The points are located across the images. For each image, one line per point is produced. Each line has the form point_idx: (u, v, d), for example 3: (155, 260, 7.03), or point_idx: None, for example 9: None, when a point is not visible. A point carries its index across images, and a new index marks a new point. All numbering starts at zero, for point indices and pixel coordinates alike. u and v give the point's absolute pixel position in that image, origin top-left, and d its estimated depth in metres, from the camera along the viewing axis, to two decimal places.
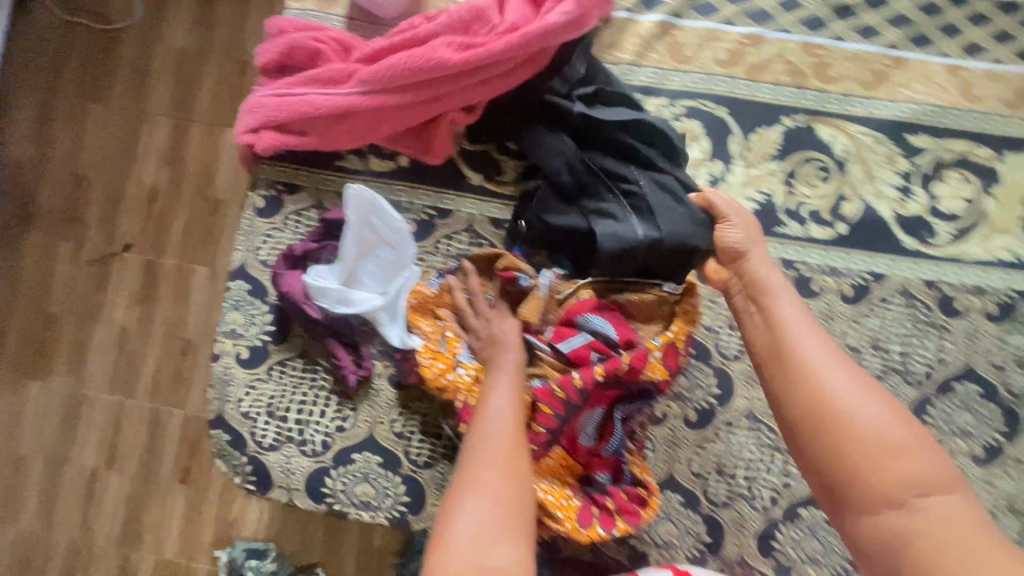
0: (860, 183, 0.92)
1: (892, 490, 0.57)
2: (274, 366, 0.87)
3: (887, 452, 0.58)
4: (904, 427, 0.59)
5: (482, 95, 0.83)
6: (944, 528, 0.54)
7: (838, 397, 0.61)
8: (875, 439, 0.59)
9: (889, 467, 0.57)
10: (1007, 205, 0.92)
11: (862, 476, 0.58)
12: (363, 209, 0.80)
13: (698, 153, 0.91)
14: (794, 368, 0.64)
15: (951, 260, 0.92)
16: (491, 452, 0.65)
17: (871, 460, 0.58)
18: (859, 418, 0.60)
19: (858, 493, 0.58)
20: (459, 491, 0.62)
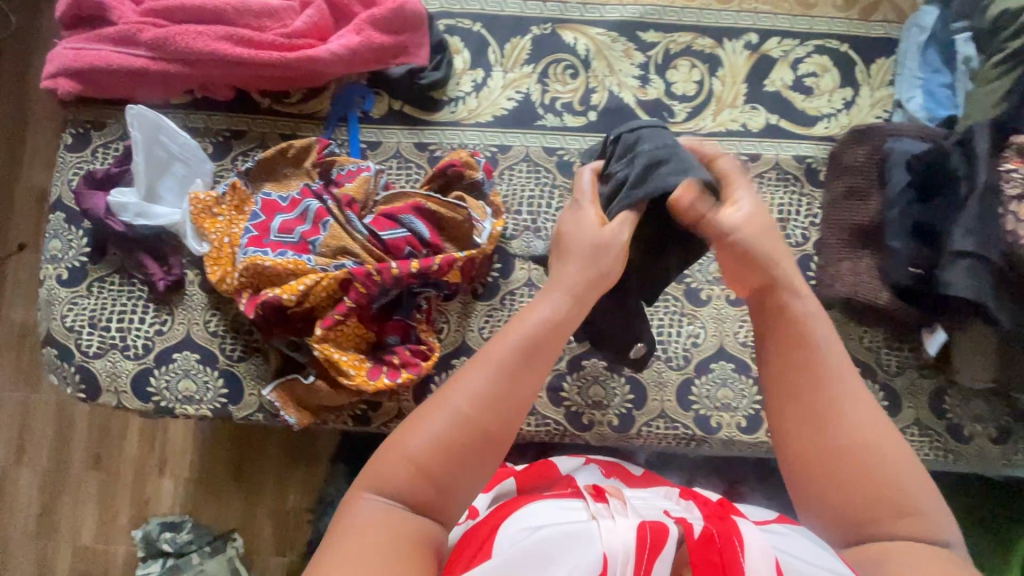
0: (604, 76, 1.07)
1: (894, 518, 0.57)
2: (93, 282, 0.97)
3: (895, 478, 0.59)
4: (905, 459, 0.61)
5: (261, 83, 0.98)
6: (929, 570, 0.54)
7: (861, 421, 0.61)
8: (870, 447, 0.60)
9: (871, 483, 0.59)
10: (731, 84, 1.09)
11: (835, 481, 0.60)
12: (147, 128, 0.92)
13: (461, 64, 1.06)
14: (819, 381, 0.64)
15: (689, 135, 1.07)
16: (463, 402, 0.59)
17: (880, 482, 0.59)
18: (850, 432, 0.61)
19: (836, 496, 0.59)
20: (418, 426, 0.59)
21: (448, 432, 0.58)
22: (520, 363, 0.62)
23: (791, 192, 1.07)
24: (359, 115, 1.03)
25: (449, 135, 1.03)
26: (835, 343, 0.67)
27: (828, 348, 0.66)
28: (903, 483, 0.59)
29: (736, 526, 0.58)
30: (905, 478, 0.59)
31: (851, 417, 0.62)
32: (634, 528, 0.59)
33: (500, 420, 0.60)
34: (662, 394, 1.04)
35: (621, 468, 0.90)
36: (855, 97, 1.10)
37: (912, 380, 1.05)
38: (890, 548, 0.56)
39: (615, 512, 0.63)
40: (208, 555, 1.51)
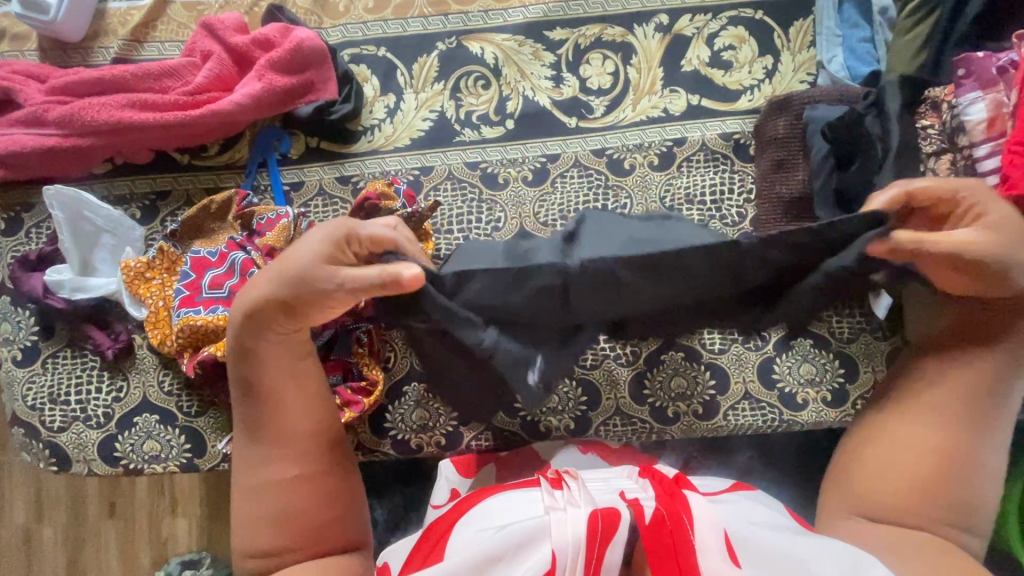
0: (517, 82, 1.06)
1: (925, 511, 0.66)
2: (47, 359, 1.00)
3: (953, 497, 0.67)
4: (983, 486, 0.68)
5: (175, 144, 0.99)
6: (921, 547, 0.64)
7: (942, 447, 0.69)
8: (936, 465, 0.68)
9: (914, 497, 0.67)
10: (647, 70, 1.07)
11: (884, 498, 0.68)
12: (67, 207, 0.94)
13: (372, 92, 1.06)
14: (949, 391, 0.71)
15: (610, 128, 1.06)
16: (258, 476, 0.72)
17: (933, 488, 0.67)
18: (913, 470, 0.68)
19: (875, 494, 0.69)
20: (258, 508, 0.70)
21: (277, 518, 0.70)
22: (292, 444, 0.73)
23: (722, 171, 1.04)
24: (278, 157, 1.03)
25: (370, 164, 1.04)
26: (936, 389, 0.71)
27: (930, 387, 0.71)
28: (955, 494, 0.67)
29: (682, 502, 0.63)
30: (957, 501, 0.67)
31: (911, 455, 0.69)
32: (586, 515, 0.62)
33: (308, 491, 0.71)
34: (615, 391, 1.04)
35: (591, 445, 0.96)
36: (776, 64, 1.07)
37: (868, 344, 1.04)
38: (913, 548, 0.64)
39: (569, 501, 0.65)
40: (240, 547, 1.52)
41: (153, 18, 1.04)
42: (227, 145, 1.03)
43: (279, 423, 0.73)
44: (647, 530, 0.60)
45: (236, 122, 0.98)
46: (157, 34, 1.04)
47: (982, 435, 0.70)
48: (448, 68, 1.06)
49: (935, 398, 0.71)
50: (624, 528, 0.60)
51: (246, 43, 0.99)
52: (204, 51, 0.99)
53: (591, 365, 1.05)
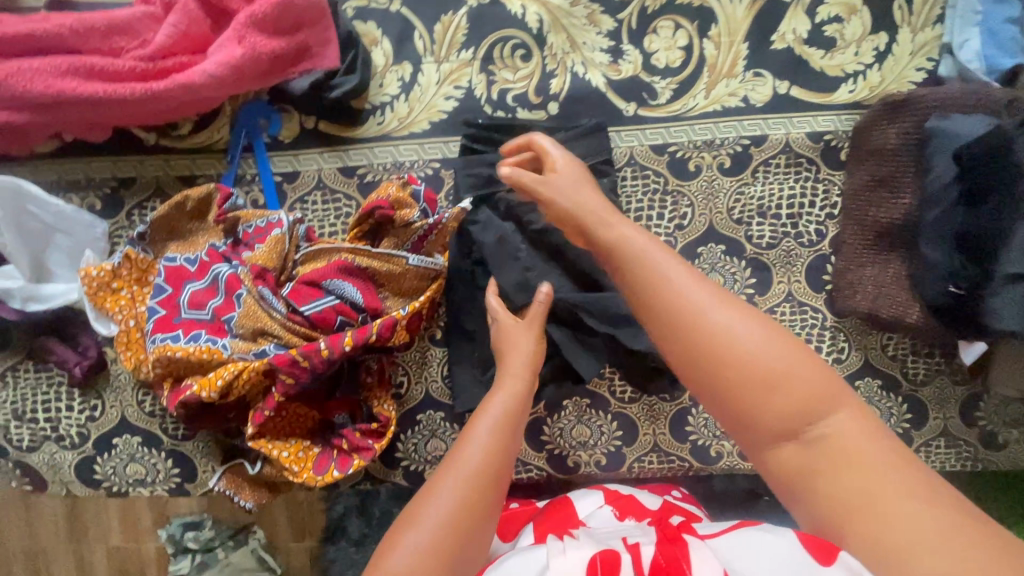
0: (564, 54, 0.85)
1: (762, 401, 0.46)
2: (6, 372, 0.86)
3: (766, 344, 0.47)
4: (769, 331, 0.48)
5: (134, 120, 0.79)
6: (846, 465, 0.45)
7: (711, 335, 0.48)
8: (789, 399, 0.46)
9: (789, 420, 0.46)
10: (728, 46, 0.85)
11: (766, 425, 0.46)
12: (9, 201, 0.78)
13: (382, 59, 0.84)
14: (736, 350, 0.47)
15: (675, 120, 0.87)
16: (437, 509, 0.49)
17: (767, 365, 0.46)
18: (757, 348, 0.47)
19: (765, 425, 0.46)
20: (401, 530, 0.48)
21: (434, 530, 0.48)
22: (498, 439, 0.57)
23: (803, 181, 0.88)
24: (266, 140, 0.85)
25: (380, 154, 0.85)
26: (680, 268, 0.51)
27: (682, 291, 0.50)
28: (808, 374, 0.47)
29: (685, 545, 0.49)
30: (807, 389, 0.46)
31: (758, 343, 0.47)
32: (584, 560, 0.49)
33: (489, 489, 0.52)
34: (654, 426, 0.93)
35: (631, 504, 0.76)
36: (891, 44, 0.85)
37: (943, 388, 0.92)
38: (817, 462, 0.46)
39: (569, 544, 0.52)
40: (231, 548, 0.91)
41: None
42: (206, 123, 0.84)
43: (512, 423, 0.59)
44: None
45: (211, 96, 0.78)
46: None
47: (747, 311, 0.49)
48: (481, 31, 0.84)
49: (708, 306, 0.48)
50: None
51: None
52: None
53: (629, 398, 0.93)
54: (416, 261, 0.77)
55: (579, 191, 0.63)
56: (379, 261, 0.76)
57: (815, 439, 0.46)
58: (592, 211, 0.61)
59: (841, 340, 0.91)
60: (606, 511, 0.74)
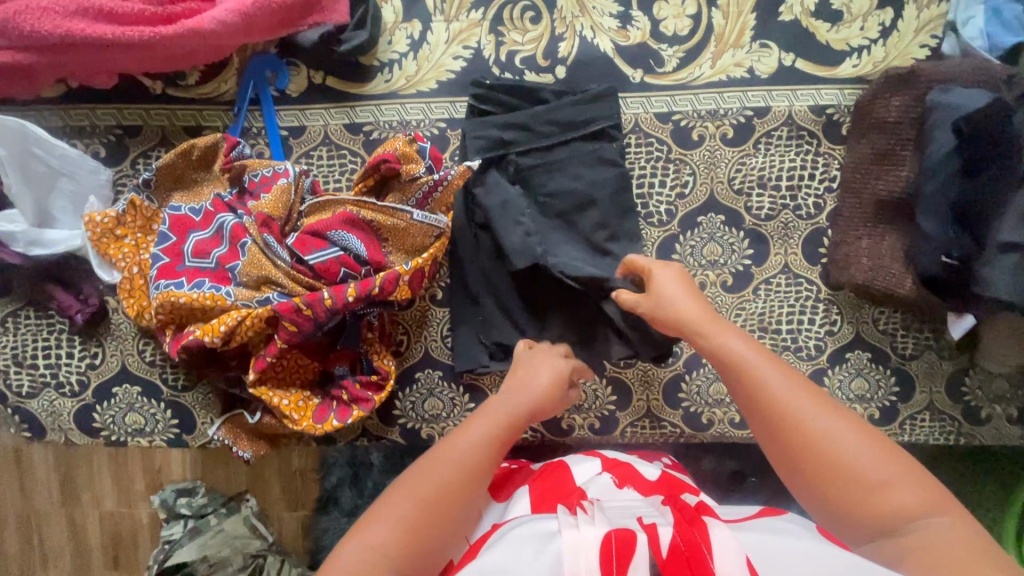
0: (574, 17, 0.85)
1: (855, 492, 0.54)
2: (6, 318, 0.87)
3: (854, 448, 0.55)
4: (861, 433, 0.56)
5: (141, 66, 0.79)
6: (938, 550, 0.49)
7: (801, 421, 0.57)
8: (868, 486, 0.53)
9: (873, 504, 0.53)
10: (735, 16, 0.86)
11: (869, 513, 0.53)
12: (14, 141, 0.77)
13: (392, 16, 0.85)
14: (815, 436, 0.56)
15: (680, 88, 0.87)
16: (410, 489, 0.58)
17: (847, 458, 0.55)
18: (845, 442, 0.55)
19: (855, 510, 0.53)
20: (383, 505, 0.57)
21: (405, 515, 0.56)
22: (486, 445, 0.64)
23: (804, 153, 0.89)
24: (273, 94, 0.85)
25: (386, 111, 0.85)
26: (774, 370, 0.61)
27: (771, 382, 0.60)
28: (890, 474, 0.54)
29: (705, 528, 0.52)
30: (893, 485, 0.53)
31: (847, 442, 0.55)
32: (599, 536, 0.52)
33: (470, 483, 0.61)
34: (648, 392, 0.94)
35: (630, 471, 0.77)
36: (896, 20, 0.86)
37: (931, 363, 0.94)
38: (913, 552, 0.50)
39: (582, 519, 0.55)
40: (223, 515, 0.99)
41: None
42: (212, 74, 0.84)
43: (506, 437, 0.66)
44: (662, 563, 0.50)
45: (220, 44, 0.78)
46: None
47: (834, 410, 0.58)
48: None
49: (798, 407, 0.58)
50: (642, 556, 0.50)
51: None
52: None
53: (625, 364, 0.94)
54: (419, 216, 0.77)
55: (681, 292, 0.71)
56: (384, 214, 0.77)
57: (911, 530, 0.51)
58: (693, 316, 0.69)
59: (834, 313, 0.93)
60: (603, 477, 0.75)
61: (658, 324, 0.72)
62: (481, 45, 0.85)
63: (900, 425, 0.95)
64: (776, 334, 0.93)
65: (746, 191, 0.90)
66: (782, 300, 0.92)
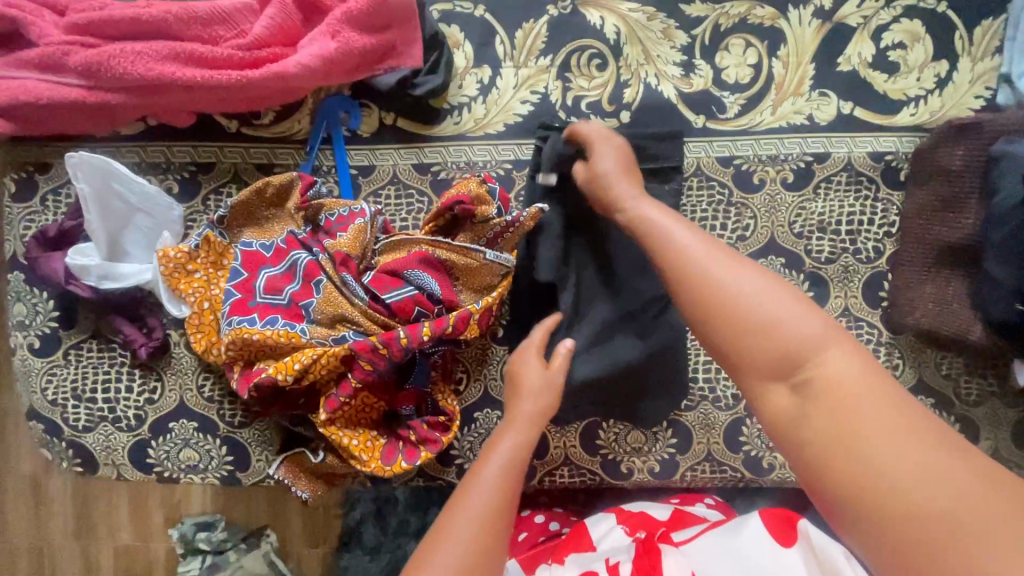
0: (639, 65, 0.87)
1: (763, 353, 0.50)
2: (69, 350, 0.86)
3: (766, 319, 0.50)
4: (786, 295, 0.52)
5: (223, 107, 0.81)
6: (839, 393, 0.46)
7: (714, 287, 0.54)
8: (772, 346, 0.49)
9: (781, 363, 0.49)
10: (795, 66, 0.89)
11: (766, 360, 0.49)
12: (96, 178, 0.79)
13: (463, 61, 0.87)
14: (719, 297, 0.53)
15: (742, 133, 0.89)
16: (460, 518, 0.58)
17: (755, 314, 0.51)
18: (758, 302, 0.51)
19: (760, 363, 0.50)
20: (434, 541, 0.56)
21: (462, 543, 0.55)
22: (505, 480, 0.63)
23: (864, 198, 0.90)
24: (345, 134, 0.87)
25: (455, 152, 0.87)
26: (697, 239, 0.59)
27: (690, 254, 0.57)
28: (804, 331, 0.49)
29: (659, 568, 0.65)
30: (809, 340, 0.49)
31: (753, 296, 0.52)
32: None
33: (502, 523, 0.59)
34: (708, 436, 0.93)
35: (644, 518, 0.82)
36: (951, 72, 0.89)
37: (995, 410, 0.93)
38: (816, 408, 0.47)
39: None
40: (243, 551, 0.94)
41: None
42: (287, 115, 0.86)
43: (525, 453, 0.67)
44: None
45: (302, 87, 0.80)
46: None
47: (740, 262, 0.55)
48: (560, 40, 0.87)
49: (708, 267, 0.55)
50: None
51: None
52: None
53: (686, 407, 0.93)
54: (493, 254, 0.78)
55: (610, 161, 0.75)
56: (457, 253, 0.78)
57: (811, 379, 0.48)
58: (624, 195, 0.71)
59: (896, 357, 0.93)
60: (618, 531, 0.78)
61: (594, 197, 0.76)
62: (549, 90, 0.87)
63: None
64: None
65: (807, 235, 0.90)
66: None
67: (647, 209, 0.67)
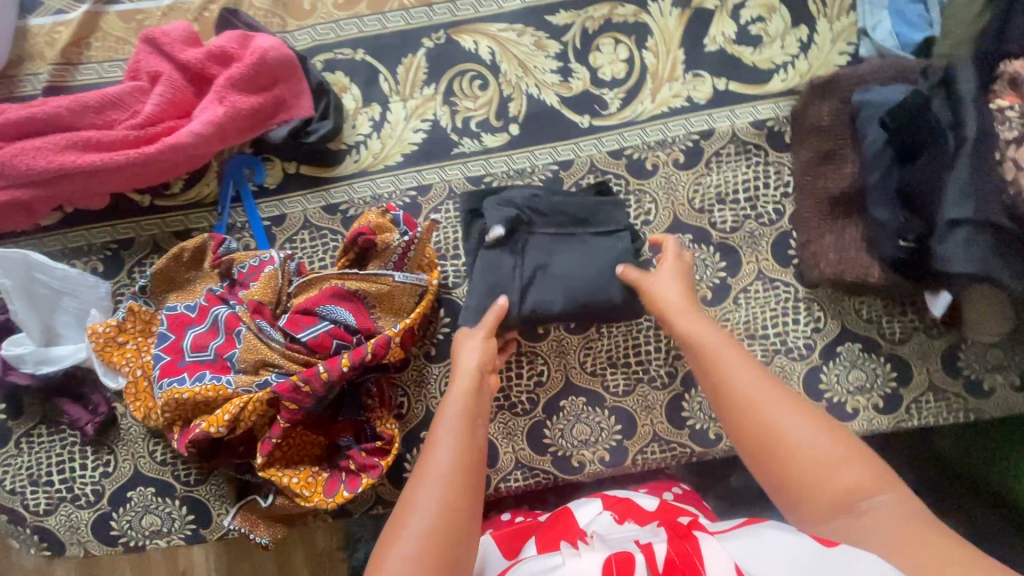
0: (518, 78, 0.92)
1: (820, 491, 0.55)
2: (21, 439, 0.90)
3: (813, 457, 0.56)
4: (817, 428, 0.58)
5: (130, 186, 0.86)
6: (890, 528, 0.51)
7: (763, 424, 0.59)
8: (829, 465, 0.56)
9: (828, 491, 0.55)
10: (666, 53, 0.93)
11: (829, 490, 0.55)
12: (17, 271, 0.83)
13: (353, 103, 0.92)
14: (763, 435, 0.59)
15: (627, 125, 0.94)
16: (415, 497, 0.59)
17: (799, 454, 0.57)
18: (796, 436, 0.58)
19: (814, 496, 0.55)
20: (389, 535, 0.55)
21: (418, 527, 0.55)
22: (463, 435, 0.65)
23: (755, 165, 0.94)
24: (253, 189, 0.91)
25: (359, 189, 0.92)
26: (736, 365, 0.66)
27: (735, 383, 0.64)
28: (851, 467, 0.55)
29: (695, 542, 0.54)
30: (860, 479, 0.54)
31: (792, 423, 0.58)
32: (600, 563, 0.53)
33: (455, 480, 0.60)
34: (651, 416, 0.95)
35: (629, 506, 0.78)
36: (812, 35, 0.94)
37: (921, 344, 0.96)
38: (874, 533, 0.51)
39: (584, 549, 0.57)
40: None
41: (84, 35, 0.89)
42: (195, 182, 0.91)
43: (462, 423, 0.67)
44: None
45: (202, 154, 0.85)
46: (93, 53, 0.88)
47: (754, 372, 0.65)
48: (440, 68, 0.92)
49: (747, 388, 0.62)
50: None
51: (199, 58, 0.84)
52: (151, 73, 0.84)
53: (625, 392, 0.96)
54: (401, 276, 0.81)
55: (670, 287, 0.78)
56: (367, 282, 0.81)
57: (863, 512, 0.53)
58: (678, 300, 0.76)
59: (817, 310, 0.95)
60: (605, 516, 0.75)
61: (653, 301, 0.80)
62: (439, 117, 0.92)
63: (908, 409, 0.95)
64: (764, 339, 0.95)
65: (707, 209, 0.94)
66: (763, 304, 0.95)
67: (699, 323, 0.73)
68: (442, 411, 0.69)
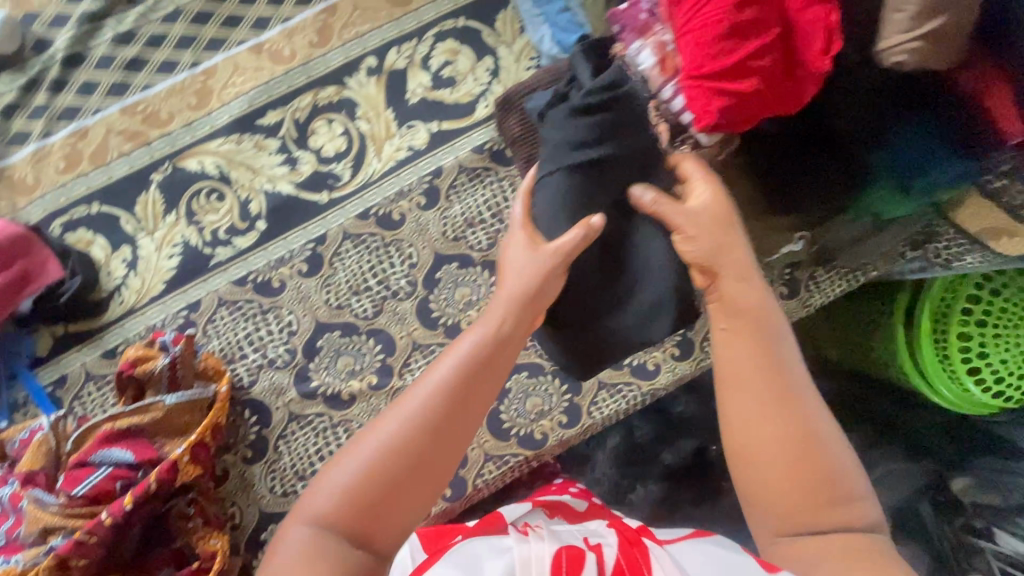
0: (250, 181, 0.99)
1: (792, 493, 0.57)
2: None
3: (818, 467, 0.57)
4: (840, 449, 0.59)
5: None
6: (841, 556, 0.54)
7: (785, 415, 0.59)
8: (803, 465, 0.57)
9: (803, 491, 0.57)
10: (377, 117, 1.03)
11: (811, 503, 0.56)
12: None
13: (103, 252, 0.97)
14: (788, 413, 0.59)
15: (364, 188, 1.01)
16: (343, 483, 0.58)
17: (806, 456, 0.58)
18: (790, 436, 0.58)
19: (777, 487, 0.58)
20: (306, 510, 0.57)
21: (335, 506, 0.57)
22: (444, 437, 0.60)
23: (490, 185, 1.02)
24: (28, 363, 0.94)
25: (130, 327, 0.95)
26: (789, 353, 0.63)
27: (769, 360, 0.62)
28: (843, 488, 0.57)
29: None
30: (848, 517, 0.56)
31: (814, 424, 0.59)
32: None
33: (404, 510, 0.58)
34: (477, 440, 0.98)
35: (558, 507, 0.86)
36: (497, 62, 1.05)
37: None
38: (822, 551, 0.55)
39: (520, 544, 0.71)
40: None
41: None
42: None
43: (460, 418, 0.61)
44: None
45: None
46: None
47: (797, 373, 0.62)
48: (174, 194, 0.98)
49: (786, 374, 0.61)
50: None
51: None
52: None
53: None
54: (172, 398, 0.85)
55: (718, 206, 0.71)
56: (139, 415, 0.84)
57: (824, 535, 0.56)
58: (729, 249, 0.69)
59: None
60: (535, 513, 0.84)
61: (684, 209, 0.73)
62: (188, 237, 0.98)
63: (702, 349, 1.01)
64: None
65: (461, 235, 1.00)
66: None
67: (754, 289, 0.67)
68: (423, 392, 0.62)
